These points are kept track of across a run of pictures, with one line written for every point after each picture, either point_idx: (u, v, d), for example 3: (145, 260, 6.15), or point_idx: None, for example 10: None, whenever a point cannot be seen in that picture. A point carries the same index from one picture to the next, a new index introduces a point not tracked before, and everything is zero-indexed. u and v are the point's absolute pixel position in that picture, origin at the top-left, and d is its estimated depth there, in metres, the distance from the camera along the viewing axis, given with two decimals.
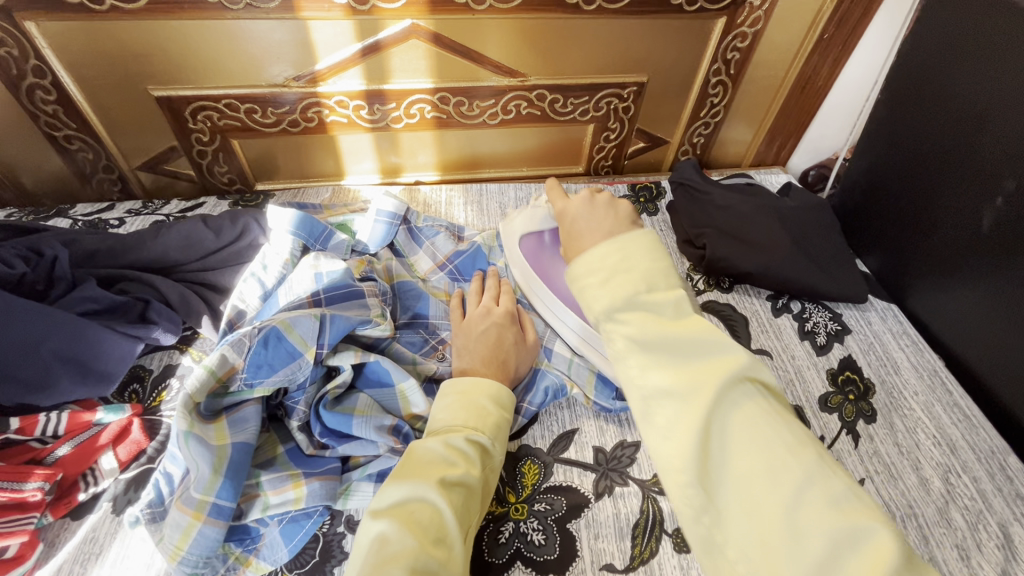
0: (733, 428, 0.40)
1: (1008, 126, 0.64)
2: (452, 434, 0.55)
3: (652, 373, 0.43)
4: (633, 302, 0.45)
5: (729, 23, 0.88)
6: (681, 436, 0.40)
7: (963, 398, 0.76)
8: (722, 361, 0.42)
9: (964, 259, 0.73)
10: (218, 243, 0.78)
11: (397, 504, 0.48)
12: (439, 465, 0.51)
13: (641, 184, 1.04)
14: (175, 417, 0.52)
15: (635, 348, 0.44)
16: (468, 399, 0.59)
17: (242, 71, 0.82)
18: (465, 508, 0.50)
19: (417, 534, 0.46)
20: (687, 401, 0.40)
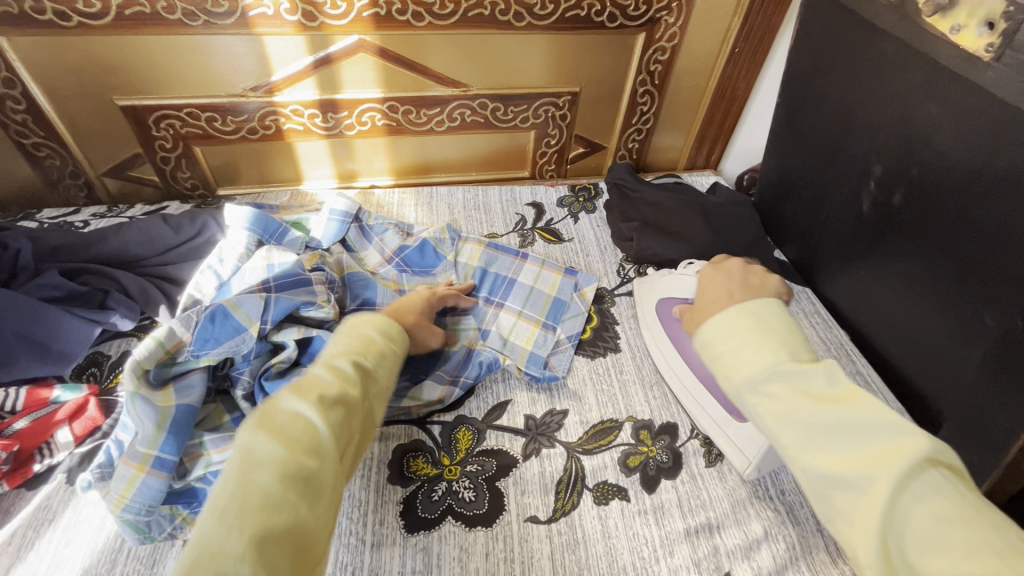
0: (914, 512, 0.42)
1: (869, 123, 0.73)
2: (336, 358, 0.57)
3: (812, 451, 0.47)
4: (774, 371, 0.51)
5: (648, 38, 0.98)
6: (862, 525, 0.43)
7: (864, 366, 0.84)
8: (897, 449, 0.44)
9: (855, 240, 0.82)
10: (177, 239, 0.84)
11: (268, 413, 0.48)
12: (317, 384, 0.53)
13: (581, 186, 1.12)
14: (125, 380, 0.57)
15: (782, 423, 0.50)
16: (355, 331, 0.62)
17: (203, 81, 0.89)
18: (343, 428, 0.52)
19: (286, 442, 0.46)
20: (865, 491, 0.44)
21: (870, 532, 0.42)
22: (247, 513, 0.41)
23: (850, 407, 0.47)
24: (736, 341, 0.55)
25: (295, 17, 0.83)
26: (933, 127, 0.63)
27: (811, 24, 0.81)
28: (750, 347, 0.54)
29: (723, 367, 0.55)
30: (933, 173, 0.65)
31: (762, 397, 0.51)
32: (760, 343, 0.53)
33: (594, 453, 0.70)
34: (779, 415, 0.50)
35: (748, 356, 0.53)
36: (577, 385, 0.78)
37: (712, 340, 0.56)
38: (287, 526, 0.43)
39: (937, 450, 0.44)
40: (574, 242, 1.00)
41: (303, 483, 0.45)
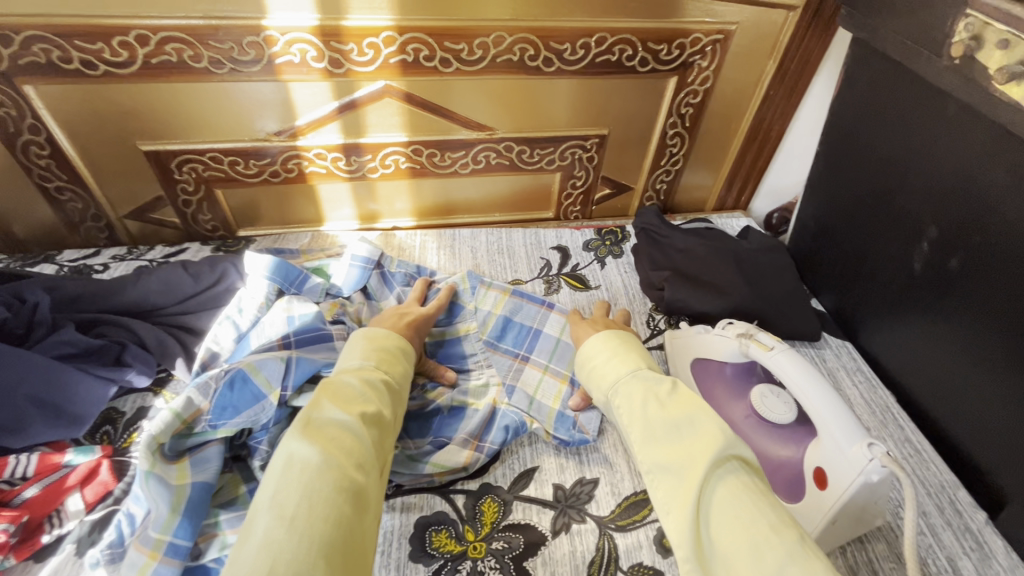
0: (719, 495, 0.48)
1: (922, 180, 0.69)
2: (366, 372, 0.59)
3: (644, 445, 0.54)
4: (635, 374, 0.61)
5: (680, 82, 0.95)
6: (680, 507, 0.48)
7: (914, 434, 0.79)
8: (706, 440, 0.51)
9: (904, 299, 0.77)
10: (196, 288, 0.82)
11: (317, 427, 0.50)
12: (356, 400, 0.54)
13: (607, 229, 1.09)
14: (139, 457, 0.54)
15: (633, 419, 0.56)
16: (375, 346, 0.64)
17: (226, 126, 0.87)
18: (382, 443, 0.53)
19: (339, 456, 0.48)
20: (683, 474, 0.50)
21: (686, 511, 0.48)
22: (315, 523, 0.43)
23: (675, 407, 0.55)
24: (611, 355, 0.65)
25: (321, 64, 0.82)
26: (998, 192, 0.59)
27: (857, 73, 0.77)
28: (617, 360, 0.64)
29: (597, 378, 0.64)
30: (996, 239, 0.61)
31: (625, 399, 0.59)
32: (626, 356, 0.64)
33: (628, 530, 0.66)
34: (629, 412, 0.57)
35: (613, 366, 0.63)
36: (608, 451, 0.74)
37: (590, 355, 0.67)
38: (350, 536, 0.44)
39: (736, 444, 0.52)
40: (601, 289, 0.96)
41: (357, 495, 0.47)
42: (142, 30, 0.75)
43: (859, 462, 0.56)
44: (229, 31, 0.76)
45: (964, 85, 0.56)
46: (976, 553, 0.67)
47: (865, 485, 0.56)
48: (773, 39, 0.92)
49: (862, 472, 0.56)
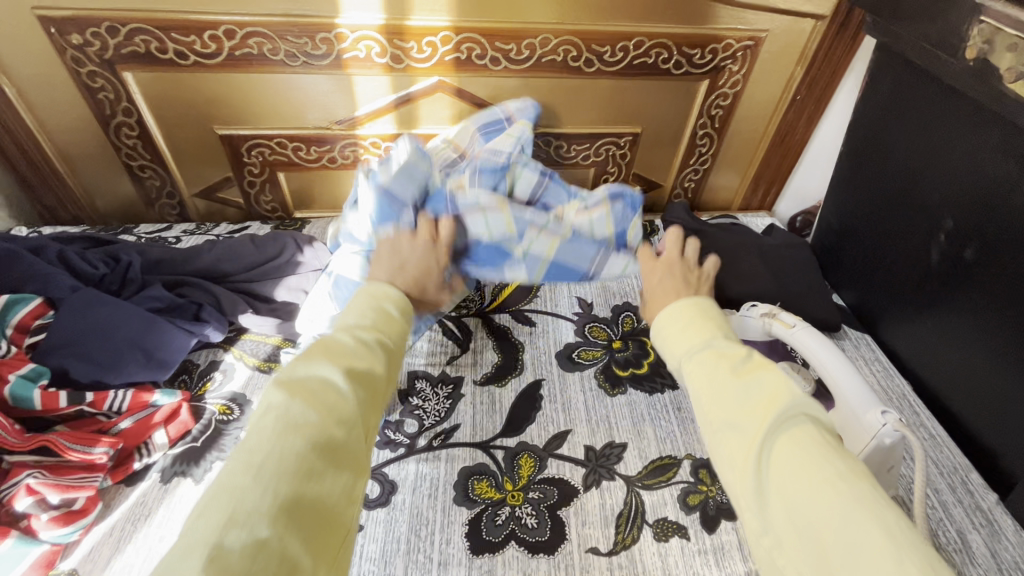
0: (779, 453, 0.43)
1: (941, 175, 0.74)
2: (361, 329, 0.52)
3: (712, 408, 0.48)
4: (708, 346, 0.53)
5: (711, 85, 1.01)
6: (741, 466, 0.44)
7: (929, 419, 0.83)
8: (772, 400, 0.46)
9: (922, 290, 0.82)
10: (261, 257, 0.90)
11: (298, 380, 0.46)
12: (347, 355, 0.49)
13: (637, 223, 1.15)
14: None
15: (702, 381, 0.50)
16: (376, 301, 0.56)
17: (293, 114, 0.96)
18: (372, 401, 0.49)
19: (318, 412, 0.44)
20: (749, 434, 0.45)
21: (746, 471, 0.43)
22: (283, 477, 0.39)
23: (746, 370, 0.49)
24: (680, 326, 0.56)
25: (384, 59, 0.90)
26: (1009, 185, 0.64)
27: (880, 78, 0.83)
28: (690, 326, 0.56)
29: (667, 353, 0.56)
30: (1008, 228, 0.66)
31: (695, 365, 0.52)
32: (699, 322, 0.55)
33: (654, 488, 0.72)
34: (698, 383, 0.51)
35: (687, 334, 0.55)
36: (636, 419, 0.80)
37: (665, 326, 0.58)
38: (320, 494, 0.41)
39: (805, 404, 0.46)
40: (630, 277, 1.02)
41: (335, 454, 0.43)
42: (230, 26, 0.84)
43: (873, 427, 0.61)
44: (305, 28, 0.85)
45: (981, 85, 0.61)
46: (986, 529, 0.70)
47: (878, 448, 0.61)
48: (802, 46, 0.98)
49: (875, 435, 0.61)
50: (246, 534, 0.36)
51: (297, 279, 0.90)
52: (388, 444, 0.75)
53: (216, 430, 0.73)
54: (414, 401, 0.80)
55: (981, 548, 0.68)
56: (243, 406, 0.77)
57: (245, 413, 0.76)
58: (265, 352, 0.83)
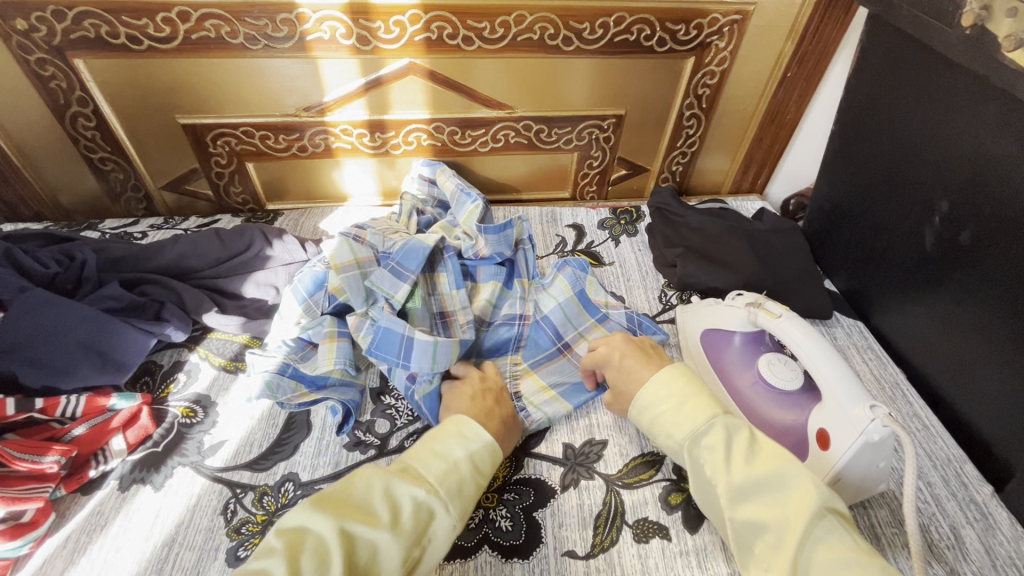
0: (822, 553, 0.49)
1: (937, 152, 0.70)
2: (401, 479, 0.54)
3: (735, 505, 0.53)
4: (712, 425, 0.57)
5: (698, 62, 0.96)
6: (778, 569, 0.49)
7: (922, 409, 0.79)
8: (800, 501, 0.51)
9: (917, 275, 0.78)
10: (227, 252, 0.87)
11: (297, 532, 0.49)
12: (366, 512, 0.51)
13: (623, 208, 1.11)
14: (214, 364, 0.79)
15: (720, 479, 0.54)
16: (436, 451, 0.58)
17: (259, 101, 0.92)
18: (353, 574, 0.48)
19: (291, 575, 0.45)
20: (783, 533, 0.50)
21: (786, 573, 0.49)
22: None
23: (759, 463, 0.54)
24: (676, 401, 0.60)
25: (350, 41, 0.86)
26: (1007, 164, 0.60)
27: (872, 50, 0.78)
28: (690, 405, 0.60)
29: (663, 427, 0.60)
30: (1008, 210, 0.61)
31: (704, 453, 0.56)
32: (699, 400, 0.59)
33: (634, 487, 0.69)
34: (714, 475, 0.55)
35: (684, 415, 0.59)
36: (617, 415, 0.76)
37: (646, 402, 0.62)
38: None
39: (826, 497, 0.51)
40: (614, 266, 0.98)
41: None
42: (184, 8, 0.79)
43: (861, 422, 0.58)
44: (264, 8, 0.80)
45: (978, 55, 0.57)
46: (980, 523, 0.67)
47: (866, 444, 0.58)
48: (793, 19, 0.93)
49: (863, 431, 0.58)
50: None
51: (265, 274, 0.86)
52: (358, 445, 0.71)
53: (178, 434, 0.71)
54: (386, 400, 0.76)
55: (975, 544, 0.65)
56: (207, 408, 0.74)
57: (209, 416, 0.73)
58: (231, 352, 0.80)
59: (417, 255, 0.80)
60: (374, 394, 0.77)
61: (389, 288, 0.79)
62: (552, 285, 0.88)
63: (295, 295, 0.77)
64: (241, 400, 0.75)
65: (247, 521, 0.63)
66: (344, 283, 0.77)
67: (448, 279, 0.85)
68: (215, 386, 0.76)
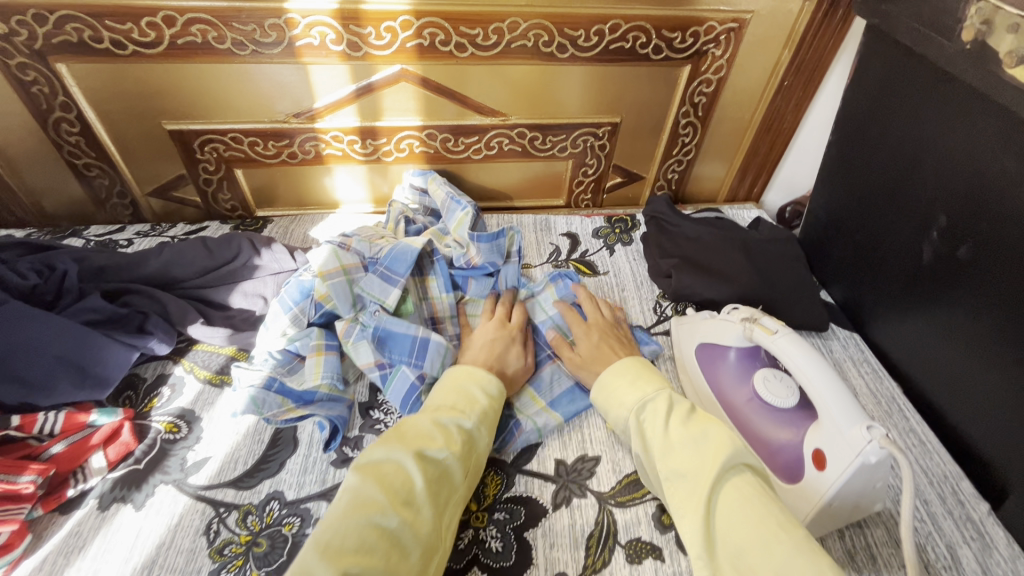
0: (732, 501, 0.53)
1: (935, 166, 0.69)
2: (444, 413, 0.61)
3: (666, 462, 0.58)
4: (647, 402, 0.64)
5: (694, 70, 0.95)
6: (692, 512, 0.54)
7: (919, 424, 0.78)
8: (719, 451, 0.56)
9: (914, 288, 0.77)
10: (214, 261, 0.85)
11: (376, 463, 0.55)
12: (427, 437, 0.58)
13: (618, 217, 1.10)
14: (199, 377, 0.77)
15: (659, 441, 0.59)
16: (461, 385, 0.65)
17: (248, 107, 0.90)
18: (437, 483, 0.56)
19: (388, 493, 0.52)
20: (699, 481, 0.55)
21: (698, 515, 0.53)
22: (344, 553, 0.47)
23: (693, 424, 0.60)
24: (629, 378, 0.67)
25: (340, 47, 0.84)
26: (1006, 180, 0.59)
27: (870, 61, 0.77)
28: (640, 381, 0.66)
29: (615, 401, 0.66)
30: (1008, 226, 0.60)
31: (646, 420, 0.62)
32: (647, 378, 0.66)
33: (627, 505, 0.67)
34: (652, 435, 0.61)
35: (633, 389, 0.66)
36: (610, 430, 0.75)
37: (607, 379, 0.68)
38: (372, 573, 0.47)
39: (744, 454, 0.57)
40: (609, 275, 0.97)
41: (396, 534, 0.50)
42: (169, 12, 0.77)
43: (858, 443, 0.57)
44: (252, 13, 0.79)
45: (978, 70, 0.56)
46: (977, 543, 0.66)
47: (863, 466, 0.57)
48: (790, 28, 0.92)
49: (860, 453, 0.56)
50: None
51: (253, 284, 0.85)
52: (345, 462, 0.69)
53: (161, 451, 0.69)
54: (375, 415, 0.74)
55: (971, 565, 0.64)
56: (191, 423, 0.72)
57: (193, 432, 0.71)
58: (217, 364, 0.79)
59: (406, 258, 0.80)
60: (363, 408, 0.75)
61: (379, 293, 0.78)
62: (543, 293, 0.88)
63: (281, 305, 0.76)
64: (226, 415, 0.73)
65: (229, 542, 0.61)
66: (331, 290, 0.76)
67: (438, 282, 0.84)
68: (199, 400, 0.75)
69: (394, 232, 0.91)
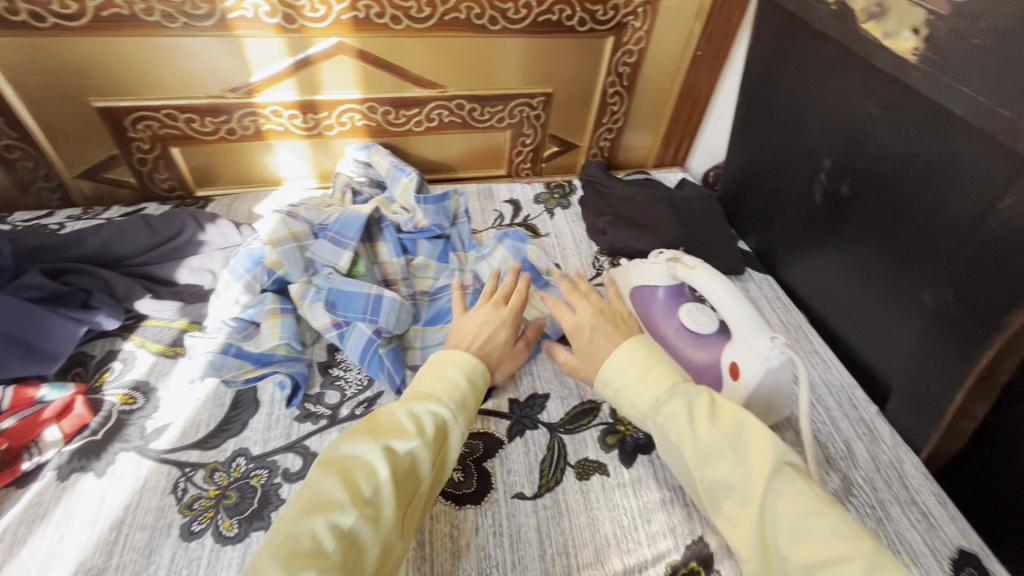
0: (783, 512, 0.50)
1: (819, 117, 0.79)
2: (417, 401, 0.56)
3: (697, 466, 0.55)
4: (673, 393, 0.57)
5: (617, 41, 1.03)
6: (744, 524, 0.52)
7: (821, 345, 0.90)
8: (760, 456, 0.52)
9: (812, 229, 0.88)
10: (157, 238, 0.85)
11: (342, 460, 0.50)
12: (396, 428, 0.53)
13: (556, 183, 1.16)
14: (150, 349, 0.77)
15: (694, 448, 0.55)
16: (437, 370, 0.59)
17: (181, 82, 0.90)
18: (405, 476, 0.51)
19: (350, 488, 0.48)
20: (747, 492, 0.52)
21: (752, 528, 0.51)
22: (297, 556, 0.43)
23: (722, 423, 0.55)
24: (638, 371, 0.59)
25: (274, 19, 0.85)
26: (872, 123, 0.70)
27: (764, 28, 0.87)
28: (653, 374, 0.59)
29: (626, 399, 0.59)
30: (874, 163, 0.71)
31: (669, 420, 0.56)
32: (658, 369, 0.59)
33: (575, 432, 0.75)
34: (680, 439, 0.55)
35: (646, 385, 0.58)
36: (558, 370, 0.82)
37: (614, 373, 0.60)
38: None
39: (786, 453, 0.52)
40: (550, 236, 1.04)
41: (354, 531, 0.46)
42: None
43: (764, 351, 0.67)
44: None
45: None
46: (867, 437, 0.78)
47: (769, 370, 0.66)
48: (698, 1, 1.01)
49: (766, 359, 0.66)
50: None
51: (200, 260, 0.85)
52: (308, 417, 0.72)
53: (118, 421, 0.69)
54: (335, 372, 0.78)
55: (863, 454, 0.76)
56: (148, 394, 0.73)
57: (150, 401, 0.72)
58: (169, 337, 0.79)
59: (354, 224, 0.83)
60: (322, 367, 0.78)
61: (331, 257, 0.81)
62: (492, 256, 0.92)
63: (233, 274, 0.78)
64: (183, 383, 0.74)
65: (196, 498, 0.63)
66: (282, 256, 0.79)
67: (388, 247, 0.88)
68: (153, 370, 0.75)
69: (341, 201, 0.95)
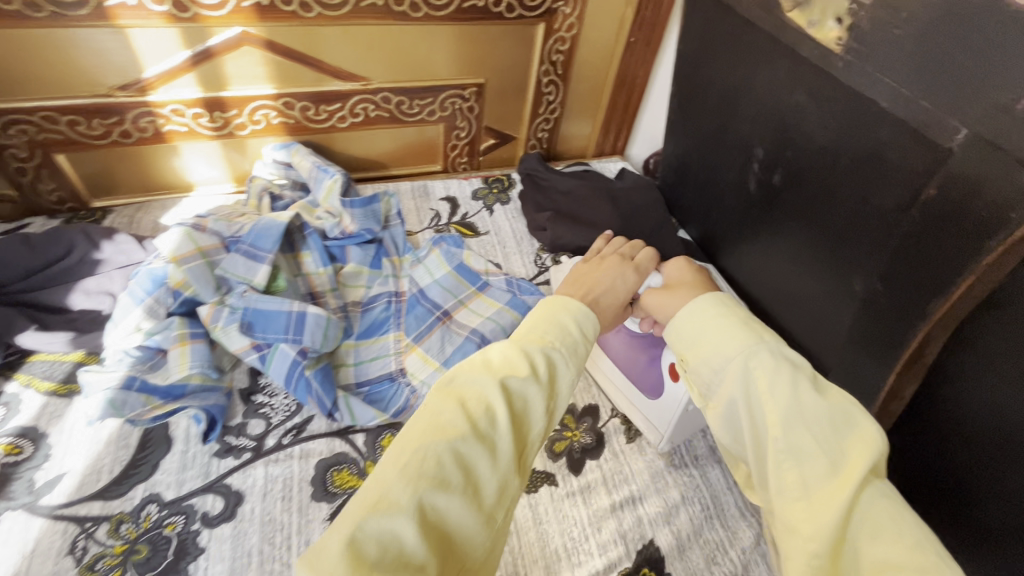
0: (869, 522, 0.39)
1: (749, 106, 0.78)
2: (530, 341, 0.44)
3: (781, 429, 0.43)
4: (773, 347, 0.47)
5: (548, 28, 0.98)
6: (820, 502, 0.40)
7: None
8: (865, 439, 0.42)
9: (748, 218, 0.88)
10: (41, 261, 0.75)
11: (457, 385, 0.41)
12: (515, 362, 0.42)
13: (494, 177, 1.12)
14: (38, 390, 0.68)
15: (781, 409, 0.44)
16: (550, 312, 0.48)
17: (58, 79, 0.79)
18: (522, 419, 0.41)
19: (468, 419, 0.39)
20: (837, 469, 0.41)
21: (834, 510, 0.39)
22: (419, 480, 0.35)
23: (829, 395, 0.45)
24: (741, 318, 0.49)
25: (163, 7, 0.76)
26: (800, 113, 0.69)
27: (692, 15, 0.85)
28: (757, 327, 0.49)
29: (715, 339, 0.49)
30: (803, 152, 0.71)
31: (763, 372, 0.46)
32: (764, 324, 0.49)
33: None
34: (771, 397, 0.44)
35: (751, 329, 0.48)
36: None
37: (711, 312, 0.50)
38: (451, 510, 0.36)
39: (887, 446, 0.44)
40: (490, 234, 1.00)
41: (472, 467, 0.37)
42: None
43: None
44: None
45: None
46: None
47: None
48: None
49: None
50: (382, 521, 0.33)
51: (96, 281, 0.76)
52: (229, 451, 0.66)
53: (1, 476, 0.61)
54: (258, 399, 0.71)
55: None
56: (38, 441, 0.64)
57: (40, 449, 0.63)
58: (62, 373, 0.70)
59: (272, 233, 0.77)
60: (243, 394, 0.72)
61: (245, 273, 0.74)
62: (428, 257, 0.87)
63: (132, 298, 0.70)
64: (80, 424, 0.66)
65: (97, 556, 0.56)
66: (187, 275, 0.71)
67: (313, 257, 0.83)
68: (42, 413, 0.67)
69: (258, 209, 0.88)
